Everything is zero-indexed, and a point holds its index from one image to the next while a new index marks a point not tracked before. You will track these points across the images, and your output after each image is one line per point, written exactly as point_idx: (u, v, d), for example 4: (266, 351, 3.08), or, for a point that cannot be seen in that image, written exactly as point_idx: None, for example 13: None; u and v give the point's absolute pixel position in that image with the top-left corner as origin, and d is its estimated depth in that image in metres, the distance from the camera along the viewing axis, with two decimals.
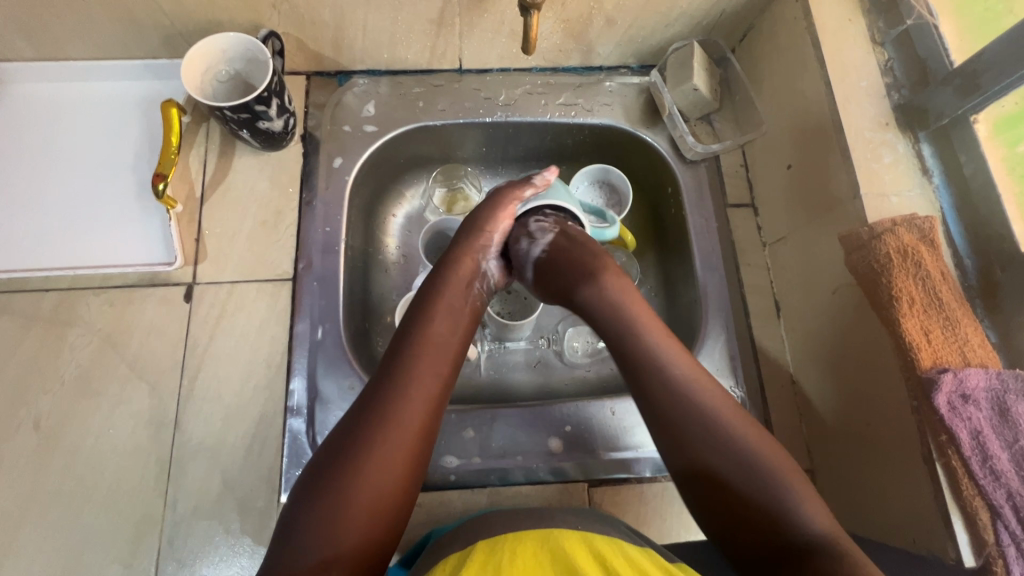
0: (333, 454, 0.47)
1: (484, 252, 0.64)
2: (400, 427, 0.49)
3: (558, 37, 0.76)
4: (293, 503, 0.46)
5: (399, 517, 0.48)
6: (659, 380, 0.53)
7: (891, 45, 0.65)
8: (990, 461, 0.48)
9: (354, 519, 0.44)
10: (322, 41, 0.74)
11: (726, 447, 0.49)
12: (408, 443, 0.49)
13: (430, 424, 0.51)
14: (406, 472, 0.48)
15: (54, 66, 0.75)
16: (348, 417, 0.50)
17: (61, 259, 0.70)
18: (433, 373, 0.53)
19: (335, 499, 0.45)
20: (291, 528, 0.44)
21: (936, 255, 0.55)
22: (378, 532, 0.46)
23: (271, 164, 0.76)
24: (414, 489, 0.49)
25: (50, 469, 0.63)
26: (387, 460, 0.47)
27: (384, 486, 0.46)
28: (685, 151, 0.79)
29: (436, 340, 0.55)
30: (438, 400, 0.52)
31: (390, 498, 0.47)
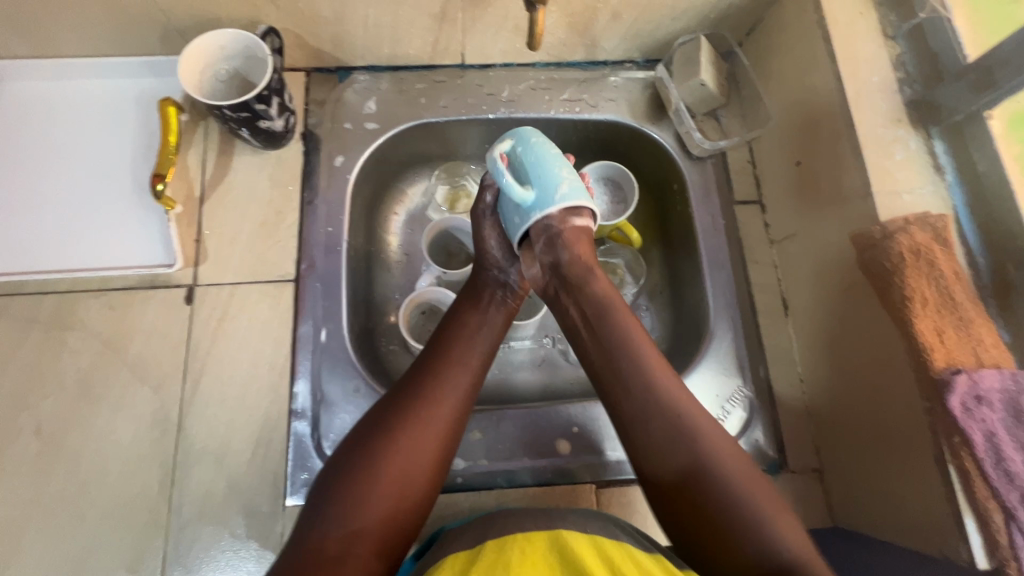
0: (367, 435, 0.50)
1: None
2: (429, 419, 0.51)
3: (563, 32, 0.74)
4: (327, 479, 0.49)
5: (426, 503, 0.50)
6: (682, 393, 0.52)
7: (903, 39, 0.64)
8: (1004, 462, 0.47)
9: (381, 499, 0.47)
10: (321, 36, 0.72)
11: (711, 466, 0.47)
12: (436, 432, 0.51)
13: (461, 417, 0.53)
14: (435, 460, 0.50)
15: (49, 63, 0.73)
16: (384, 404, 0.52)
17: (59, 261, 0.69)
18: (465, 366, 0.55)
19: (366, 478, 0.47)
20: (321, 503, 0.47)
21: (949, 254, 0.54)
22: (404, 515, 0.48)
23: (271, 162, 0.75)
24: (441, 479, 0.51)
25: (53, 474, 0.62)
26: (415, 446, 0.49)
27: (413, 470, 0.49)
28: (692, 147, 0.78)
29: (469, 337, 0.57)
30: (470, 394, 0.54)
31: (419, 483, 0.49)
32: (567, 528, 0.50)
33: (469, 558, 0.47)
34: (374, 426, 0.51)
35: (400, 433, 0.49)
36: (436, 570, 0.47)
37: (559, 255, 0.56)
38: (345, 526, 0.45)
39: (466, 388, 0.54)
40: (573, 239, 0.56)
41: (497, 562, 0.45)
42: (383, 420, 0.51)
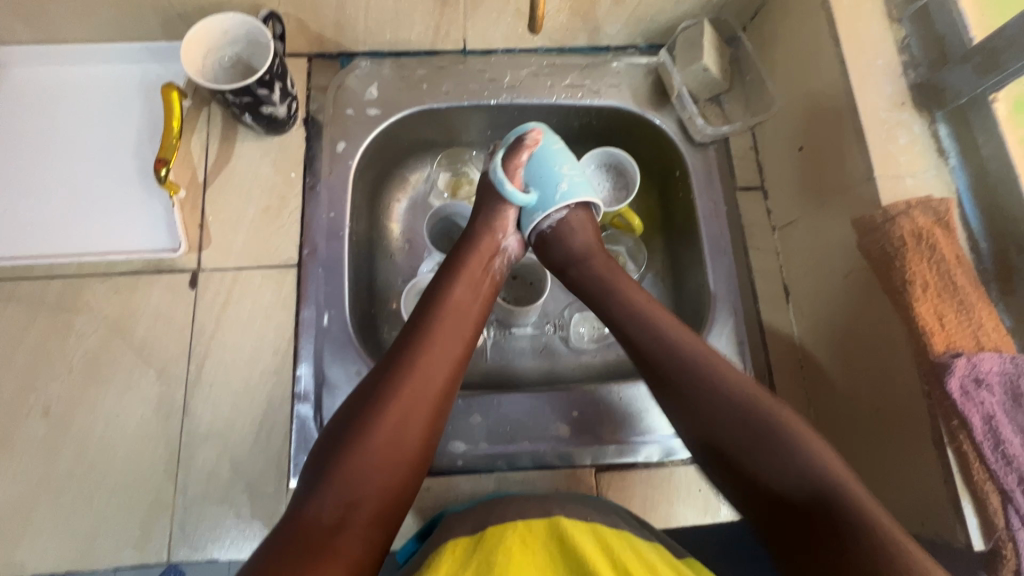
0: (356, 409, 0.50)
1: (503, 229, 0.66)
2: (421, 390, 0.52)
3: (565, 16, 0.74)
4: (317, 455, 0.49)
5: (417, 473, 0.51)
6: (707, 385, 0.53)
7: (908, 22, 0.63)
8: (1002, 445, 0.47)
9: (375, 471, 0.48)
10: (323, 21, 0.72)
11: (763, 422, 0.50)
12: (428, 403, 0.52)
13: (449, 388, 0.54)
14: (426, 431, 0.51)
15: (53, 48, 0.74)
16: (370, 377, 0.53)
17: (66, 246, 0.70)
18: (455, 338, 0.56)
19: (359, 449, 0.48)
20: (315, 476, 0.47)
21: (951, 238, 0.54)
22: (398, 486, 0.49)
23: (274, 147, 0.75)
24: (431, 450, 0.53)
25: (62, 454, 0.63)
26: (408, 417, 0.50)
27: (403, 441, 0.50)
28: (695, 133, 0.77)
29: (456, 310, 0.58)
30: (457, 365, 0.55)
31: (410, 454, 0.50)
32: (570, 512, 0.51)
33: (471, 538, 0.49)
34: (361, 400, 0.51)
35: (389, 407, 0.50)
36: (442, 549, 0.48)
37: (566, 236, 0.66)
38: (339, 499, 0.46)
39: (453, 360, 0.55)
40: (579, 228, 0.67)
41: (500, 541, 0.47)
42: (371, 394, 0.51)
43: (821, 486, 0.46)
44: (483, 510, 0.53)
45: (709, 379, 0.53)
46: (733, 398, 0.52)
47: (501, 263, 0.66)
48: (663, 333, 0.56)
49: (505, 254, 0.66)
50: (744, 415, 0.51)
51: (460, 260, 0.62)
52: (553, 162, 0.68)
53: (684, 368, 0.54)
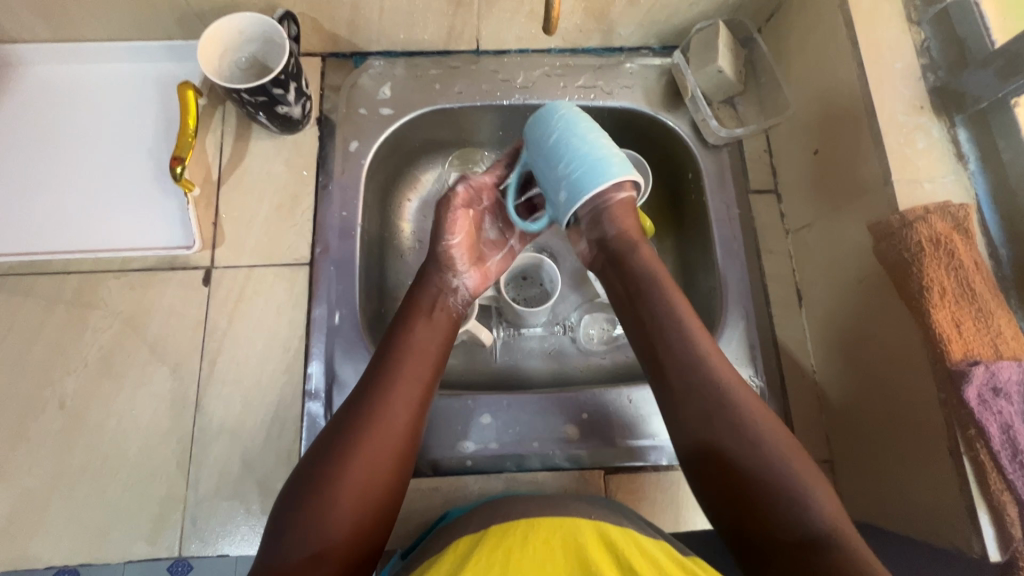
0: (313, 464, 0.50)
1: (468, 259, 0.66)
2: (380, 438, 0.51)
3: (579, 17, 0.74)
4: (281, 508, 0.49)
5: (385, 517, 0.51)
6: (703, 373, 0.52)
7: (928, 25, 0.62)
8: (1020, 455, 0.47)
9: (339, 522, 0.47)
10: (337, 21, 0.72)
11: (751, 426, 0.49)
12: (391, 449, 0.52)
13: (413, 432, 0.54)
14: (392, 475, 0.51)
15: (71, 47, 0.74)
16: (329, 427, 0.53)
17: (83, 242, 0.71)
18: (415, 380, 0.56)
19: (319, 503, 0.47)
20: (277, 534, 0.47)
21: (970, 244, 0.53)
22: (366, 533, 0.49)
23: (287, 146, 0.75)
24: (399, 491, 0.53)
25: (77, 447, 0.64)
26: (371, 464, 0.50)
27: (369, 488, 0.50)
28: (708, 134, 0.77)
29: (418, 352, 0.58)
30: (420, 407, 0.55)
31: (377, 500, 0.50)
32: (575, 511, 0.51)
33: (478, 538, 0.48)
34: (320, 453, 0.51)
35: (351, 458, 0.50)
36: (447, 549, 0.48)
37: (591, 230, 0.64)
38: (304, 551, 0.46)
39: (415, 403, 0.55)
40: (619, 214, 0.59)
41: (504, 541, 0.46)
42: (331, 445, 0.51)
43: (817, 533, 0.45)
44: (490, 511, 0.53)
45: (729, 413, 0.50)
46: (752, 422, 0.50)
47: (463, 295, 0.66)
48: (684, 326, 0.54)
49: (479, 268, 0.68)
50: (759, 445, 0.49)
51: (420, 301, 0.62)
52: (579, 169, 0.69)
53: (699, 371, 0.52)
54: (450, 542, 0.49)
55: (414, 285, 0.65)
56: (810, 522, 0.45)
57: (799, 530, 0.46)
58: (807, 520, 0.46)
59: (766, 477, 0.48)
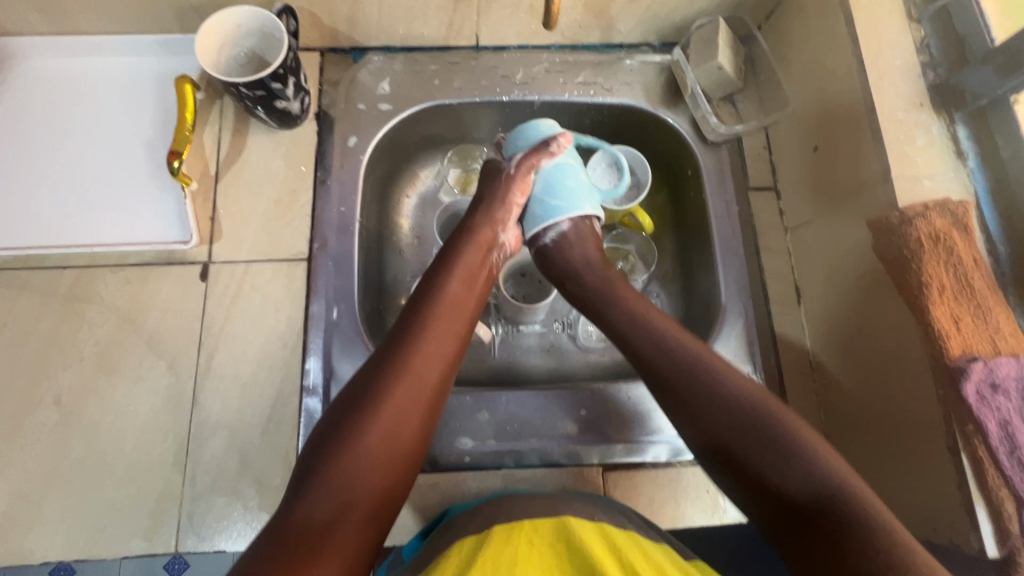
0: (344, 408, 0.50)
1: (504, 223, 0.66)
2: (410, 386, 0.51)
3: (579, 13, 0.74)
4: (310, 454, 0.49)
5: (409, 471, 0.51)
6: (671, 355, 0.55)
7: (928, 22, 0.62)
8: (1018, 452, 0.47)
9: (366, 470, 0.47)
10: (336, 15, 0.72)
11: (735, 398, 0.52)
12: (421, 398, 0.52)
13: (442, 386, 0.53)
14: (419, 428, 0.51)
15: (67, 40, 0.74)
16: (360, 375, 0.52)
17: (79, 236, 0.70)
18: (448, 332, 0.56)
19: (349, 448, 0.48)
20: (307, 476, 0.47)
21: (969, 241, 0.53)
22: (391, 485, 0.49)
23: (285, 141, 0.75)
24: (424, 447, 0.52)
25: (73, 443, 0.64)
26: (401, 411, 0.50)
27: (398, 437, 0.50)
28: (707, 132, 0.77)
29: (452, 306, 0.58)
30: (449, 363, 0.55)
31: (403, 452, 0.50)
32: (577, 511, 0.51)
33: (479, 534, 0.48)
34: (350, 398, 0.51)
35: (381, 407, 0.50)
36: (448, 548, 0.48)
37: (566, 248, 0.66)
38: (332, 496, 0.46)
39: (445, 358, 0.54)
40: (585, 237, 0.67)
41: (505, 541, 0.46)
42: (363, 391, 0.50)
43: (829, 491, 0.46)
44: (490, 509, 0.53)
45: (718, 395, 0.52)
46: (735, 395, 0.52)
47: (498, 256, 0.66)
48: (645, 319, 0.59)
49: (499, 248, 0.66)
50: (745, 414, 0.51)
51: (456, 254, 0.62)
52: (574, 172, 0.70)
53: (673, 359, 0.55)
54: (451, 541, 0.49)
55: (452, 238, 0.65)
56: (822, 481, 0.46)
57: (806, 493, 0.47)
58: (817, 482, 0.47)
59: (765, 444, 0.49)
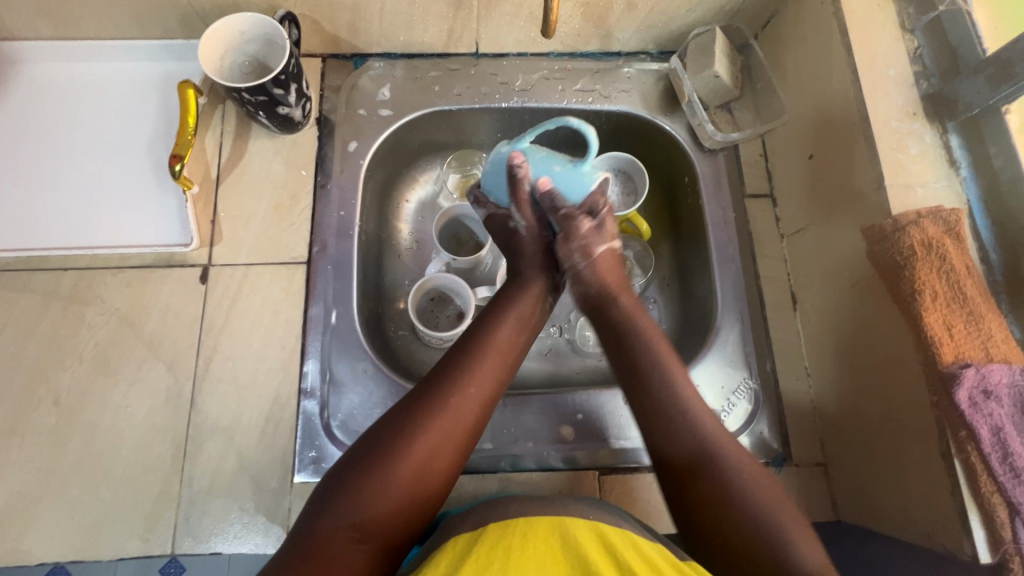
0: (383, 432, 0.50)
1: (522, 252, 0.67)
2: (450, 423, 0.51)
3: (578, 21, 0.75)
4: (335, 477, 0.49)
5: (434, 504, 0.50)
6: (677, 412, 0.55)
7: (921, 32, 0.63)
8: (1011, 458, 0.47)
9: (389, 501, 0.47)
10: (338, 23, 0.73)
11: (727, 478, 0.50)
12: (457, 437, 0.52)
13: (477, 428, 0.53)
14: (450, 463, 0.51)
15: (73, 44, 0.75)
16: (402, 402, 0.53)
17: (82, 239, 0.71)
18: (490, 372, 0.56)
19: (382, 471, 0.48)
20: (336, 492, 0.47)
21: (961, 249, 0.54)
22: (414, 516, 0.49)
23: (286, 146, 0.76)
24: (452, 480, 0.52)
25: (71, 444, 0.64)
26: (437, 446, 0.50)
27: (429, 469, 0.50)
28: (704, 139, 0.78)
29: (496, 338, 0.58)
30: (490, 401, 0.55)
31: (432, 484, 0.50)
32: (575, 512, 0.51)
33: (474, 534, 0.49)
34: (391, 422, 0.51)
35: (418, 436, 0.50)
36: (443, 547, 0.48)
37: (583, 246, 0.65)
38: (355, 520, 0.46)
39: (486, 399, 0.55)
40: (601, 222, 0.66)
41: (501, 540, 0.46)
42: (400, 423, 0.51)
43: None
44: (485, 511, 0.53)
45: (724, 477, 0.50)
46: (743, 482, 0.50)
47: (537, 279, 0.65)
48: (673, 378, 0.57)
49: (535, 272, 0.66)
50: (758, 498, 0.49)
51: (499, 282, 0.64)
52: (563, 176, 0.64)
53: (683, 422, 0.54)
54: (446, 540, 0.49)
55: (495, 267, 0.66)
56: None
57: None
58: None
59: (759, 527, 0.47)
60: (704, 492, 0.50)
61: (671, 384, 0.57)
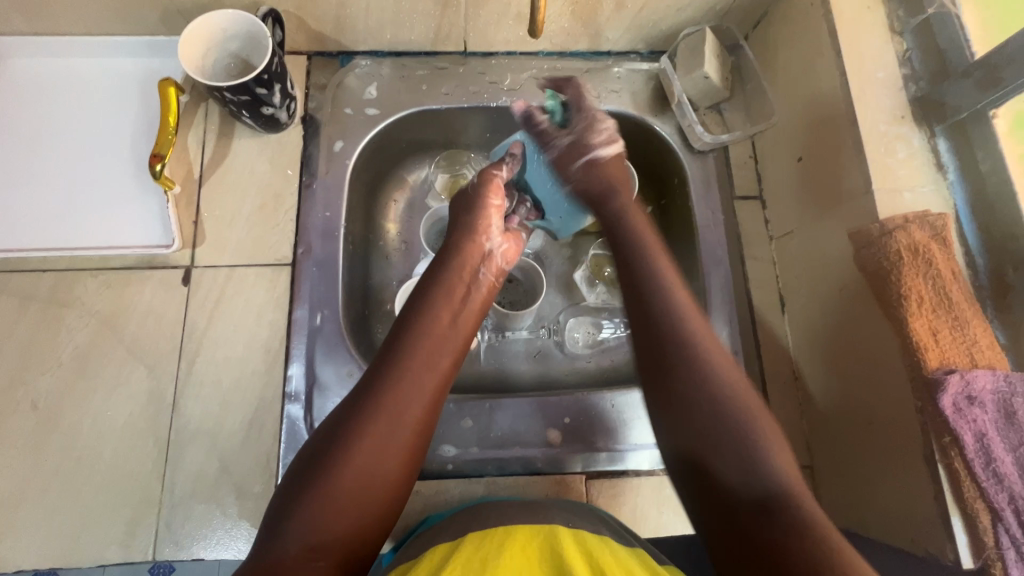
0: (325, 444, 0.49)
1: (485, 233, 0.65)
2: (392, 425, 0.50)
3: (567, 21, 0.74)
4: (283, 494, 0.47)
5: (388, 513, 0.50)
6: (678, 339, 0.53)
7: (910, 35, 0.63)
8: (993, 463, 0.48)
9: (338, 516, 0.46)
10: (324, 20, 0.71)
11: (742, 415, 0.49)
12: (404, 440, 0.50)
13: (425, 426, 0.52)
14: (401, 470, 0.50)
15: (50, 40, 0.73)
16: (339, 412, 0.51)
17: (60, 240, 0.70)
18: (430, 367, 0.54)
19: (325, 484, 0.47)
20: (284, 512, 0.46)
21: (948, 255, 0.54)
22: (367, 528, 0.48)
23: (271, 146, 0.75)
24: (406, 487, 0.51)
25: (49, 448, 0.63)
26: (379, 451, 0.49)
27: (377, 476, 0.48)
28: (694, 141, 0.77)
29: (435, 333, 0.56)
30: (434, 401, 0.53)
31: (379, 495, 0.49)
32: (555, 519, 0.51)
33: (453, 543, 0.48)
34: (333, 431, 0.50)
35: (359, 444, 0.48)
36: (422, 555, 0.47)
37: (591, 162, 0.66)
38: (305, 540, 0.45)
39: (429, 395, 0.53)
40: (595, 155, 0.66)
41: (480, 550, 0.45)
42: (339, 432, 0.49)
43: (772, 492, 0.46)
44: (468, 516, 0.52)
45: (727, 404, 0.50)
46: (726, 400, 0.50)
47: (489, 270, 0.64)
48: (671, 298, 0.56)
49: (490, 257, 0.65)
50: (735, 416, 0.49)
51: (442, 279, 0.61)
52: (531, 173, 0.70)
53: (697, 361, 0.52)
54: (426, 548, 0.48)
55: (437, 260, 0.63)
56: (769, 482, 0.46)
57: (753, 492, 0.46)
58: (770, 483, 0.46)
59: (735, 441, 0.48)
60: (709, 442, 0.49)
61: (673, 308, 0.55)
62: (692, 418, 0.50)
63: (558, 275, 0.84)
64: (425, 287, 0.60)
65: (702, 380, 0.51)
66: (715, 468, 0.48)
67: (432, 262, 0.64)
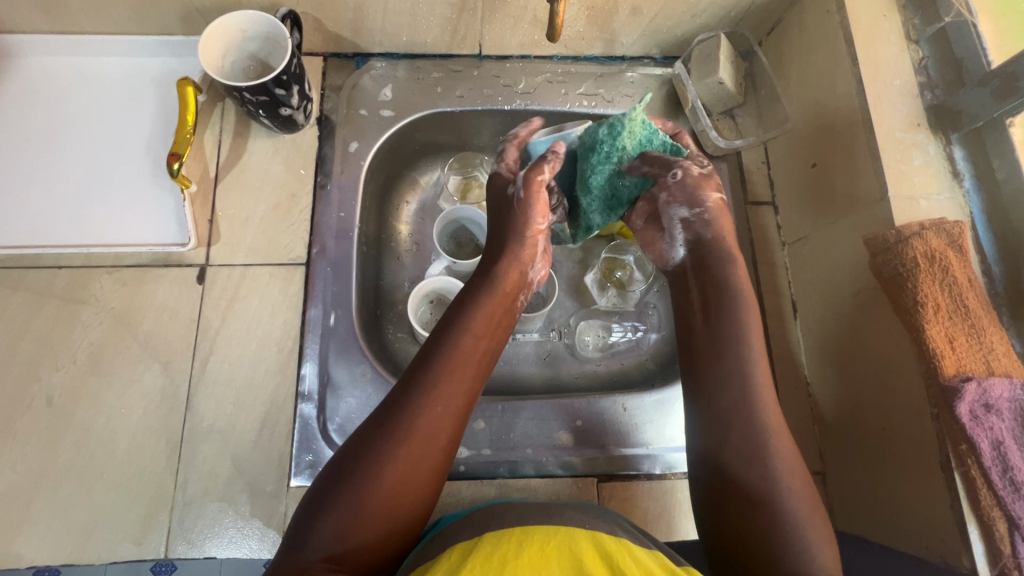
0: (352, 459, 0.49)
1: (530, 256, 0.64)
2: (423, 447, 0.50)
3: (582, 25, 0.74)
4: (308, 504, 0.48)
5: (411, 530, 0.50)
6: (729, 395, 0.54)
7: (926, 43, 0.63)
8: (1011, 472, 0.47)
9: (366, 528, 0.46)
10: (341, 22, 0.72)
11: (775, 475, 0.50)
12: (432, 459, 0.51)
13: (451, 446, 0.53)
14: (428, 488, 0.50)
15: (70, 39, 0.74)
16: (366, 427, 0.51)
17: (75, 237, 0.70)
18: (462, 388, 0.54)
19: (355, 498, 0.47)
20: (310, 521, 0.46)
21: (964, 261, 0.54)
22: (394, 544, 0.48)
23: (286, 146, 0.75)
24: (431, 503, 0.52)
25: (63, 445, 0.63)
26: (410, 470, 0.49)
27: (405, 494, 0.49)
28: (706, 145, 0.78)
29: (470, 355, 0.56)
30: (461, 422, 0.54)
31: (406, 513, 0.49)
32: (573, 523, 0.50)
33: (471, 543, 0.47)
34: (359, 445, 0.50)
35: (389, 463, 0.48)
36: (440, 555, 0.47)
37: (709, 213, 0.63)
38: (329, 551, 0.45)
39: (457, 416, 0.53)
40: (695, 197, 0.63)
41: (498, 549, 0.45)
42: (367, 448, 0.49)
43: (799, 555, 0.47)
44: (484, 518, 0.52)
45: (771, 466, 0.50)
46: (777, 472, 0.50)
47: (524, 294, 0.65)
48: (741, 350, 0.56)
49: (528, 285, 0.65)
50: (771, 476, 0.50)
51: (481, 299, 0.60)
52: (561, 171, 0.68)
53: (740, 416, 0.53)
54: (443, 548, 0.48)
55: (476, 277, 0.62)
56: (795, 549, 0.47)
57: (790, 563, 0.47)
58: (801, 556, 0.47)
59: (763, 505, 0.49)
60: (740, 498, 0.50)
61: (729, 359, 0.56)
62: (722, 453, 0.52)
63: (568, 278, 0.84)
64: (461, 306, 0.60)
65: (747, 439, 0.52)
66: (757, 536, 0.49)
67: (469, 278, 0.63)
